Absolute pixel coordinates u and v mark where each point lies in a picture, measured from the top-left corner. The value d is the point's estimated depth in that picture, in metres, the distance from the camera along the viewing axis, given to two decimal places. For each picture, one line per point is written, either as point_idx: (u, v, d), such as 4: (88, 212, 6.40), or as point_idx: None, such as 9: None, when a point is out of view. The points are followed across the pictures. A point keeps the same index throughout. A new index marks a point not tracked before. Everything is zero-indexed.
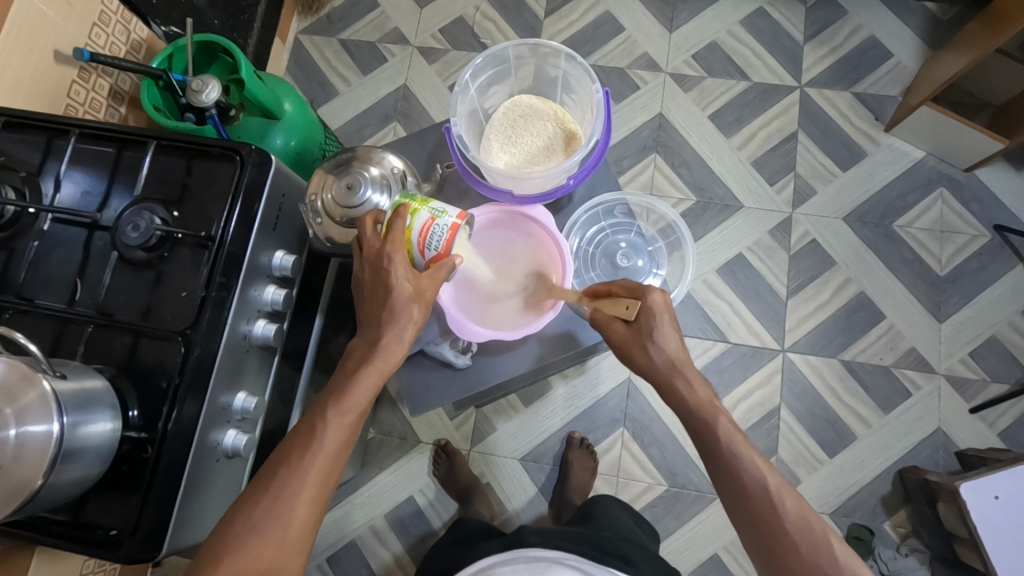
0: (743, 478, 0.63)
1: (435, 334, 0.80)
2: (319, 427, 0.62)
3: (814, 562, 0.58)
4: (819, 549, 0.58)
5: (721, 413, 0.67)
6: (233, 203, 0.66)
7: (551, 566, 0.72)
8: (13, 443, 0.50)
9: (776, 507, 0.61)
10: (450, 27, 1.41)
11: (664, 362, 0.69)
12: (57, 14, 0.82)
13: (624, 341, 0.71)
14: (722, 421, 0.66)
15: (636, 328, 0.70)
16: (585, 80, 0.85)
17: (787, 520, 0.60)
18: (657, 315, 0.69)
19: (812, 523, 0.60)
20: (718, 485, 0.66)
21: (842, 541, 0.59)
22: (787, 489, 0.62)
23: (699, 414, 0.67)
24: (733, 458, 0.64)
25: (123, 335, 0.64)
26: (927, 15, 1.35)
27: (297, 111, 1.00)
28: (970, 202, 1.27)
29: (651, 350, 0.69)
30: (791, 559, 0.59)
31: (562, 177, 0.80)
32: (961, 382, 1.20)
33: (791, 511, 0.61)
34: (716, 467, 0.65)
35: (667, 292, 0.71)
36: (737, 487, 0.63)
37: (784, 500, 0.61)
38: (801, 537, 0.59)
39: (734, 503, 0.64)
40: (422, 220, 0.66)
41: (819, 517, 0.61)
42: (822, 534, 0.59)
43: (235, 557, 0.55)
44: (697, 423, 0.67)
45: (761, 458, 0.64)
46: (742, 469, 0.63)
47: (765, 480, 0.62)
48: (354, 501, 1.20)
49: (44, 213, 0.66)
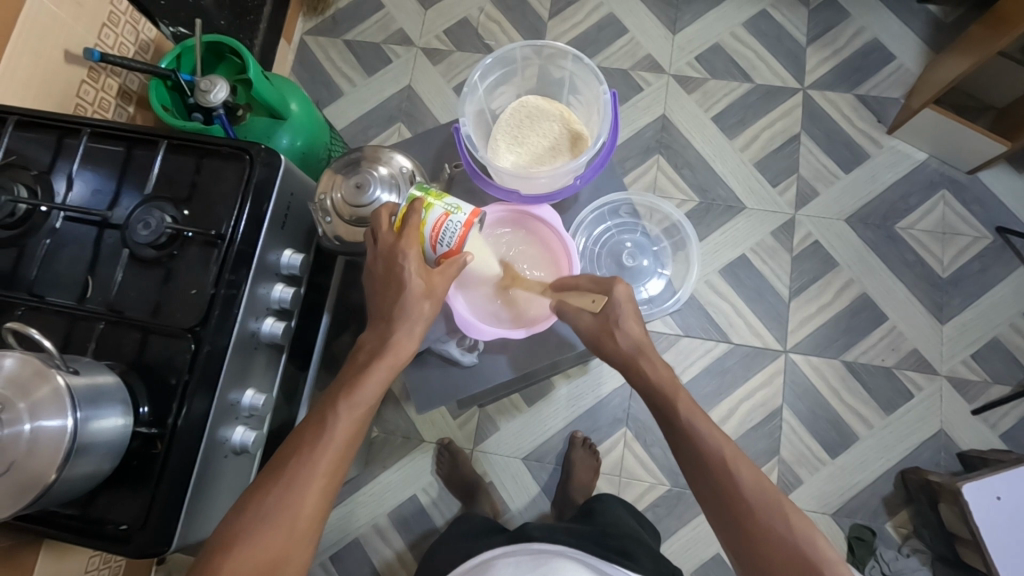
0: (700, 448, 0.64)
1: (442, 332, 0.81)
2: (329, 419, 0.63)
3: (769, 526, 0.58)
4: (774, 513, 0.58)
5: (682, 391, 0.69)
6: (243, 201, 0.66)
7: (553, 558, 0.73)
8: (27, 438, 0.51)
9: (731, 474, 0.61)
10: (455, 28, 1.42)
11: (630, 348, 0.72)
12: (67, 14, 0.83)
13: (590, 332, 0.73)
14: (682, 397, 0.68)
15: (602, 319, 0.72)
16: (592, 81, 0.86)
17: (742, 486, 0.61)
18: (622, 307, 0.71)
19: (767, 488, 0.60)
20: (681, 460, 0.67)
21: (798, 509, 0.59)
22: (745, 460, 0.63)
23: (661, 391, 0.69)
24: (692, 430, 0.65)
25: (133, 331, 0.64)
26: (930, 17, 1.35)
27: (304, 111, 1.00)
28: (973, 204, 1.28)
29: (617, 337, 0.72)
30: (747, 525, 0.59)
31: (568, 177, 0.81)
32: (963, 383, 1.20)
33: (747, 477, 0.61)
34: (677, 441, 0.67)
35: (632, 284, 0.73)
36: (697, 461, 0.64)
37: (741, 468, 0.62)
38: (757, 501, 0.59)
39: (695, 477, 0.64)
40: (436, 216, 0.66)
41: (775, 484, 0.61)
42: (776, 501, 0.59)
43: (245, 546, 0.56)
44: (659, 402, 0.69)
45: (718, 431, 0.65)
46: (700, 440, 0.65)
47: (721, 449, 0.63)
48: (358, 500, 1.21)
49: (55, 211, 0.66)
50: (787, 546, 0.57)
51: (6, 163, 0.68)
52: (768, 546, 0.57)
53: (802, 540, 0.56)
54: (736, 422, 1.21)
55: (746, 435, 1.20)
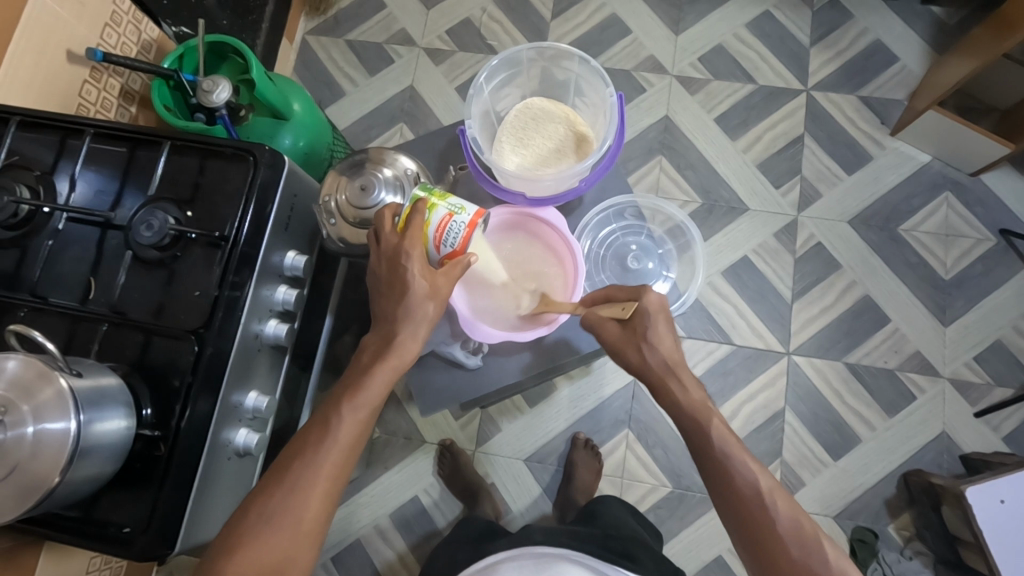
0: (734, 479, 0.63)
1: (446, 334, 0.81)
2: (333, 421, 0.62)
3: (806, 564, 0.58)
4: (812, 552, 0.58)
5: (714, 415, 0.67)
6: (247, 203, 0.66)
7: (556, 561, 0.72)
8: (30, 440, 0.51)
9: (767, 509, 0.61)
10: (457, 28, 1.42)
11: (659, 363, 0.70)
12: (69, 13, 0.82)
13: (617, 342, 0.72)
14: (715, 422, 0.66)
15: (630, 329, 0.71)
16: (598, 83, 0.86)
17: (778, 521, 0.60)
18: (651, 316, 0.70)
19: (803, 525, 0.60)
20: (710, 487, 0.65)
21: (835, 546, 0.59)
22: (780, 492, 0.62)
23: (693, 415, 0.67)
24: (726, 460, 0.64)
25: (136, 333, 0.64)
26: (933, 19, 1.35)
27: (306, 111, 1.00)
28: (976, 206, 1.27)
29: (643, 349, 0.70)
30: (782, 561, 0.58)
31: (574, 180, 0.81)
32: (965, 386, 1.20)
33: (783, 512, 0.60)
34: (707, 469, 0.65)
35: (664, 294, 0.72)
36: (730, 491, 0.63)
37: (777, 503, 0.61)
38: (794, 538, 0.59)
39: (725, 507, 0.63)
40: (440, 216, 0.66)
41: (810, 518, 0.61)
42: (814, 538, 0.59)
43: (249, 548, 0.56)
44: (690, 426, 0.67)
45: (753, 461, 0.64)
46: (734, 470, 0.63)
47: (756, 482, 0.62)
48: (360, 500, 1.21)
49: (57, 212, 0.66)
50: None
51: (9, 163, 0.68)
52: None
53: None
54: (739, 424, 1.21)
55: (748, 437, 1.20)
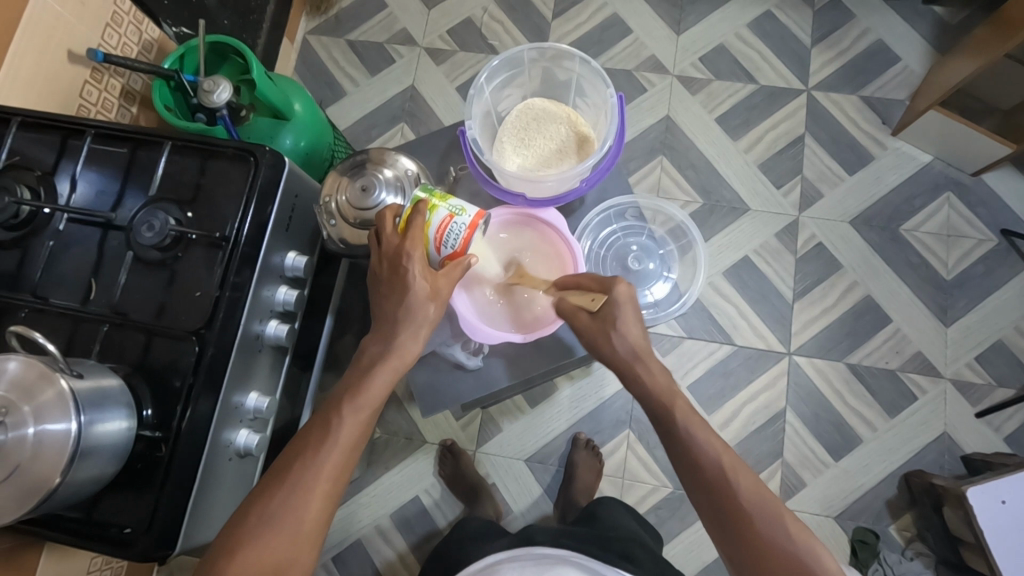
0: (698, 457, 0.63)
1: (447, 335, 0.81)
2: (334, 422, 0.62)
3: (769, 536, 0.58)
4: (775, 523, 0.58)
5: (680, 397, 0.68)
6: (247, 204, 0.66)
7: (556, 564, 0.72)
8: (32, 441, 0.51)
9: (731, 484, 0.61)
10: (459, 28, 1.42)
11: (626, 351, 0.70)
12: (71, 14, 0.83)
13: (587, 331, 0.72)
14: (680, 403, 0.67)
15: (599, 319, 0.71)
16: (599, 84, 0.86)
17: (742, 496, 0.60)
18: (619, 305, 0.70)
19: (766, 497, 0.60)
20: (677, 468, 0.66)
21: (798, 518, 0.59)
22: (743, 468, 0.62)
23: (659, 399, 0.68)
24: (689, 439, 0.64)
25: (137, 334, 0.64)
26: (935, 19, 1.35)
27: (307, 111, 1.00)
28: (977, 206, 1.27)
29: (613, 339, 0.70)
30: (747, 535, 0.58)
31: (575, 181, 0.81)
32: (967, 387, 1.20)
33: (745, 486, 0.61)
34: (674, 450, 0.66)
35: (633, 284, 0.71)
36: (695, 470, 0.63)
37: (740, 477, 0.61)
38: (757, 511, 0.59)
39: (693, 487, 0.64)
40: (440, 217, 0.65)
41: (773, 491, 0.61)
42: (776, 510, 0.59)
43: (250, 550, 0.56)
44: (657, 409, 0.68)
45: (716, 438, 0.64)
46: (698, 448, 0.64)
47: (719, 458, 0.63)
48: (360, 501, 1.21)
49: (59, 213, 0.66)
50: (787, 558, 0.56)
51: (10, 164, 0.68)
52: (767, 555, 0.57)
53: (801, 550, 0.56)
54: (739, 425, 1.21)
55: (749, 438, 1.20)
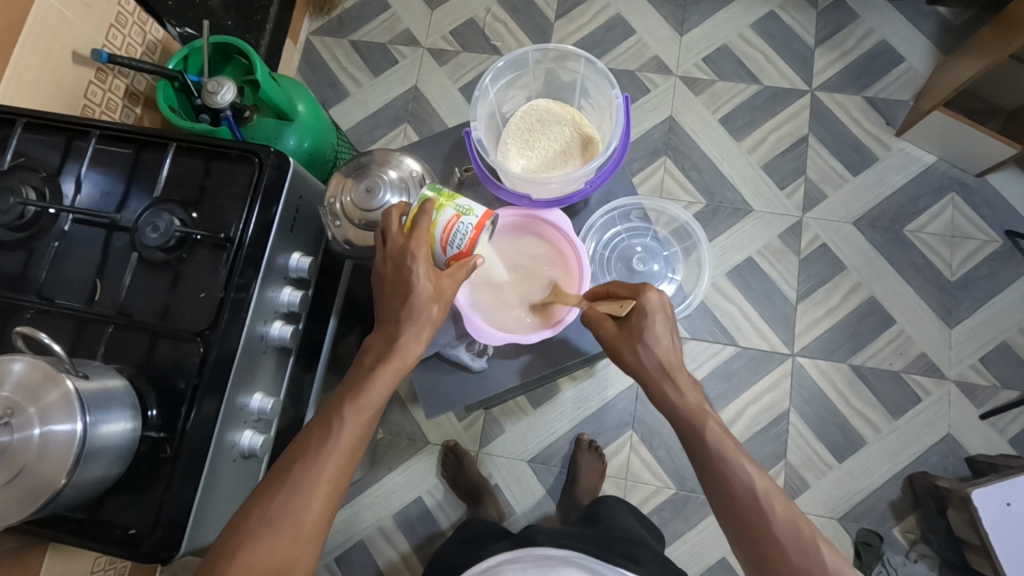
0: (731, 481, 0.62)
1: (452, 337, 0.81)
2: (334, 424, 0.62)
3: (803, 567, 0.57)
4: (809, 555, 0.57)
5: (710, 417, 0.67)
6: (252, 205, 0.66)
7: (560, 565, 0.72)
8: (37, 442, 0.51)
9: (765, 512, 0.60)
10: (462, 29, 1.42)
11: (654, 364, 0.69)
12: (75, 15, 0.83)
13: (614, 341, 0.71)
14: (710, 424, 0.66)
15: (627, 329, 0.70)
16: (604, 85, 0.86)
17: (776, 524, 0.59)
18: (649, 315, 0.69)
19: (802, 528, 0.59)
20: (707, 488, 0.65)
21: (832, 547, 0.58)
22: (778, 496, 0.62)
23: (688, 418, 0.67)
24: (722, 463, 0.63)
25: (142, 335, 0.64)
26: (939, 19, 1.34)
27: (311, 112, 1.00)
28: (982, 207, 1.27)
29: (639, 350, 0.69)
30: (781, 565, 0.58)
31: (580, 182, 0.81)
32: (972, 388, 1.20)
33: (780, 515, 0.60)
34: (703, 470, 0.65)
35: (664, 292, 0.71)
36: (728, 496, 0.62)
37: (774, 506, 0.61)
38: (791, 541, 0.58)
39: (722, 508, 0.63)
40: (447, 217, 0.66)
41: (808, 521, 0.60)
42: (812, 540, 0.58)
43: (250, 551, 0.56)
44: (686, 429, 0.67)
45: (750, 464, 0.63)
46: (732, 474, 0.63)
47: (754, 486, 0.62)
48: (364, 501, 1.21)
49: (64, 213, 0.66)
50: None
51: (16, 165, 0.68)
52: None
53: None
54: (742, 427, 1.20)
55: (752, 439, 1.20)
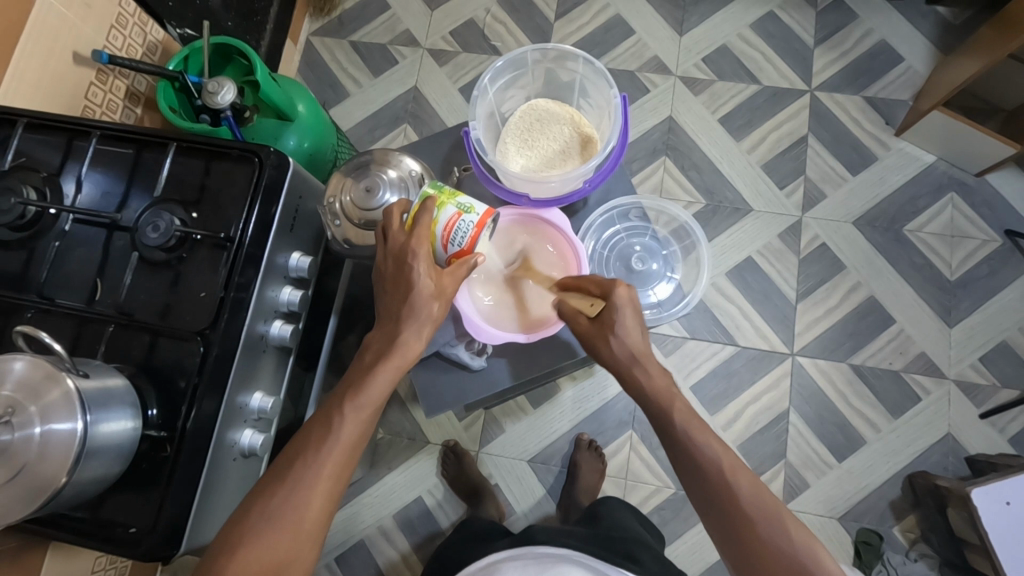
0: (698, 457, 0.63)
1: (451, 335, 0.81)
2: (334, 421, 0.62)
3: (770, 537, 0.58)
4: (775, 525, 0.58)
5: (678, 398, 0.67)
6: (253, 204, 0.66)
7: (559, 563, 0.72)
8: (38, 441, 0.51)
9: (731, 486, 0.61)
10: (461, 29, 1.42)
11: (625, 354, 0.69)
12: (76, 16, 0.83)
13: (588, 335, 0.71)
14: (678, 404, 0.67)
15: (598, 322, 0.71)
16: (603, 85, 0.86)
17: (741, 497, 0.60)
18: (619, 309, 0.69)
19: (767, 500, 0.60)
20: (676, 467, 0.66)
21: (797, 518, 0.59)
22: (743, 470, 0.62)
23: (657, 401, 0.68)
24: (689, 441, 0.64)
25: (143, 334, 0.64)
26: (939, 19, 1.34)
27: (311, 113, 1.01)
28: (982, 207, 1.27)
29: (611, 343, 0.70)
30: (749, 538, 0.58)
31: (579, 181, 0.81)
32: (971, 388, 1.20)
33: (745, 488, 0.61)
34: (673, 449, 0.66)
35: (634, 287, 0.70)
36: (696, 472, 0.63)
37: (739, 478, 0.61)
38: (756, 513, 0.59)
39: (692, 486, 0.64)
40: (448, 215, 0.66)
41: (773, 493, 0.61)
42: (777, 511, 0.59)
43: (250, 548, 0.56)
44: (656, 411, 0.68)
45: (716, 441, 0.64)
46: (698, 450, 0.63)
47: (719, 460, 0.62)
48: (364, 501, 1.21)
49: (65, 213, 0.67)
50: (787, 559, 0.56)
51: (16, 165, 0.68)
52: (767, 556, 0.57)
53: (800, 550, 0.56)
54: (742, 426, 1.20)
55: (752, 439, 1.20)
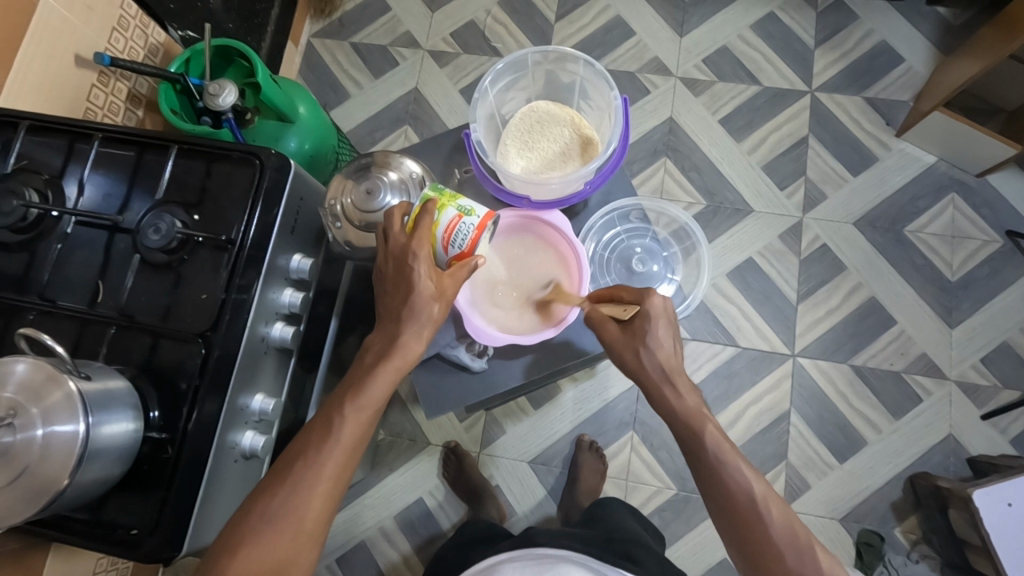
0: (728, 486, 0.63)
1: (452, 337, 0.81)
2: (335, 423, 0.62)
3: (798, 568, 0.59)
4: (805, 558, 0.59)
5: (708, 420, 0.66)
6: (253, 206, 0.66)
7: (560, 562, 0.72)
8: (40, 443, 0.51)
9: (762, 516, 0.61)
10: (462, 30, 1.42)
11: (654, 366, 0.69)
12: (78, 18, 0.83)
13: (616, 343, 0.71)
14: (709, 427, 0.66)
15: (629, 331, 0.70)
16: (603, 86, 0.86)
17: (772, 527, 0.60)
18: (652, 319, 0.69)
19: (798, 532, 0.60)
20: (703, 492, 0.65)
21: (825, 550, 0.60)
22: (773, 498, 0.62)
23: (687, 421, 0.67)
24: (721, 468, 0.63)
25: (144, 336, 0.64)
26: (939, 20, 1.34)
27: (311, 115, 1.01)
28: (982, 207, 1.27)
29: (641, 352, 0.69)
30: (777, 570, 0.59)
31: (580, 182, 0.81)
32: (972, 388, 1.20)
33: (777, 520, 0.61)
34: (701, 474, 0.65)
35: (668, 297, 0.71)
36: (725, 499, 0.63)
37: (770, 509, 0.61)
38: (787, 544, 0.60)
39: (719, 513, 0.63)
40: (449, 217, 0.66)
41: (803, 525, 0.61)
42: (808, 545, 0.59)
43: (250, 549, 0.56)
44: (684, 432, 0.67)
45: (748, 468, 0.64)
46: (730, 479, 0.63)
47: (751, 490, 0.62)
48: (365, 502, 1.21)
49: (67, 216, 0.67)
50: None
51: (18, 167, 0.69)
52: None
53: None
54: (743, 427, 1.20)
55: (753, 440, 1.20)
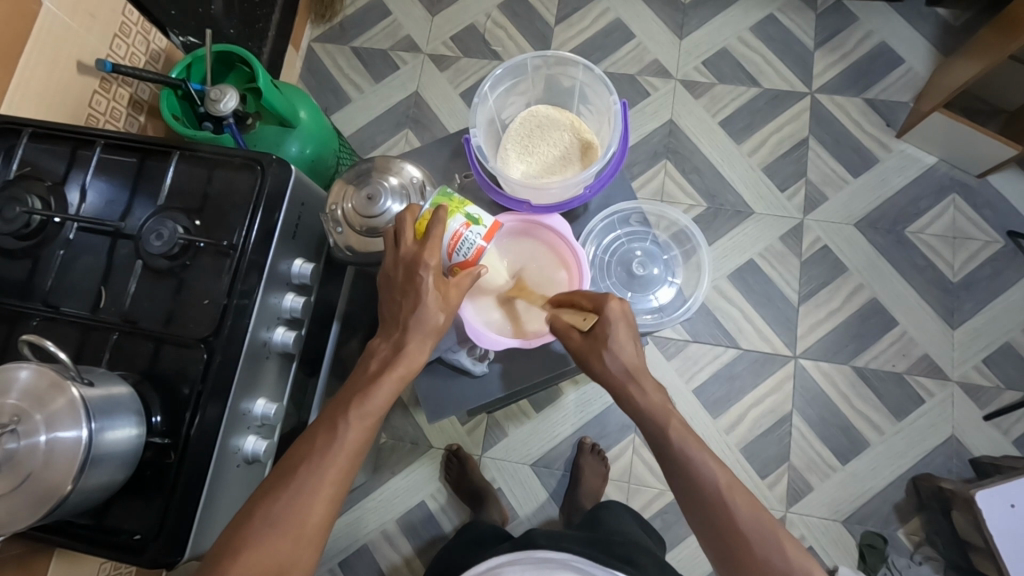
0: (697, 479, 0.62)
1: (453, 342, 0.80)
2: (339, 429, 0.62)
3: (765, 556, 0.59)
4: (769, 542, 0.59)
5: (674, 416, 0.66)
6: (255, 212, 0.67)
7: (557, 568, 0.72)
8: (44, 449, 0.51)
9: (730, 507, 0.61)
10: (462, 35, 1.42)
11: (620, 371, 0.68)
12: (79, 25, 0.83)
13: (581, 351, 0.70)
14: (675, 423, 0.65)
15: (592, 337, 0.69)
16: (603, 91, 0.86)
17: (741, 518, 0.60)
18: (612, 323, 0.68)
19: (762, 519, 0.61)
20: (672, 485, 0.65)
21: (790, 535, 0.60)
22: (739, 487, 0.63)
23: (654, 419, 0.66)
24: (688, 461, 0.63)
25: (146, 342, 0.65)
26: (939, 21, 1.34)
27: (312, 119, 1.01)
28: (984, 207, 1.27)
29: (605, 358, 0.68)
30: (746, 557, 0.59)
31: (578, 187, 0.82)
32: (975, 389, 1.20)
33: (743, 507, 0.61)
34: (668, 465, 0.65)
35: (626, 300, 0.70)
36: (692, 490, 0.63)
37: (736, 498, 0.61)
38: (753, 534, 0.60)
39: (687, 505, 0.63)
40: (457, 225, 0.68)
41: (766, 508, 0.62)
42: (772, 530, 0.60)
43: (252, 553, 0.56)
44: (652, 427, 0.66)
45: (713, 458, 0.64)
46: (695, 469, 0.63)
47: (718, 480, 0.62)
48: (367, 505, 1.21)
49: (69, 222, 0.67)
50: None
51: (21, 174, 0.69)
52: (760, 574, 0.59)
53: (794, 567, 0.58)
54: (745, 429, 1.20)
55: (755, 442, 1.20)
